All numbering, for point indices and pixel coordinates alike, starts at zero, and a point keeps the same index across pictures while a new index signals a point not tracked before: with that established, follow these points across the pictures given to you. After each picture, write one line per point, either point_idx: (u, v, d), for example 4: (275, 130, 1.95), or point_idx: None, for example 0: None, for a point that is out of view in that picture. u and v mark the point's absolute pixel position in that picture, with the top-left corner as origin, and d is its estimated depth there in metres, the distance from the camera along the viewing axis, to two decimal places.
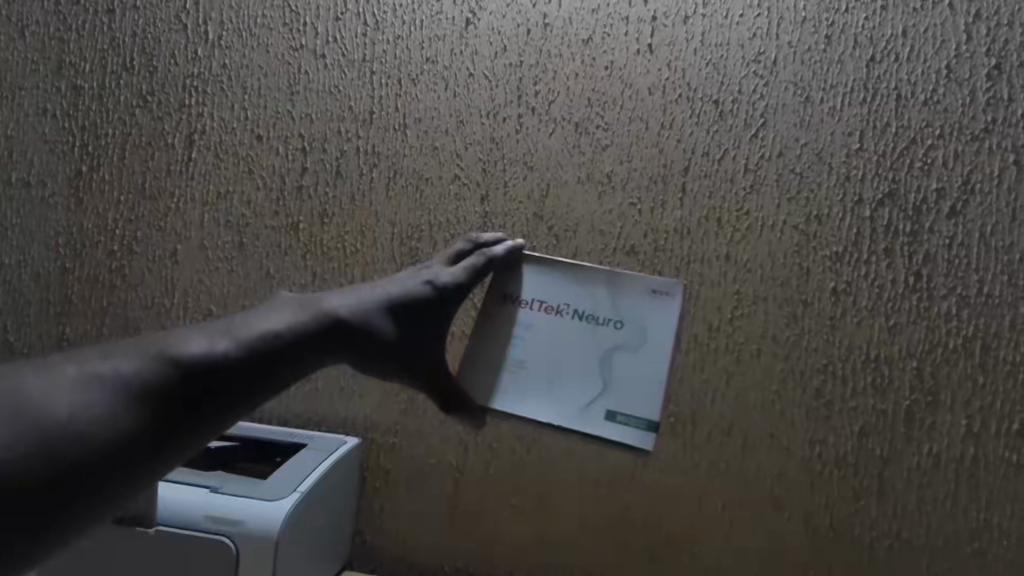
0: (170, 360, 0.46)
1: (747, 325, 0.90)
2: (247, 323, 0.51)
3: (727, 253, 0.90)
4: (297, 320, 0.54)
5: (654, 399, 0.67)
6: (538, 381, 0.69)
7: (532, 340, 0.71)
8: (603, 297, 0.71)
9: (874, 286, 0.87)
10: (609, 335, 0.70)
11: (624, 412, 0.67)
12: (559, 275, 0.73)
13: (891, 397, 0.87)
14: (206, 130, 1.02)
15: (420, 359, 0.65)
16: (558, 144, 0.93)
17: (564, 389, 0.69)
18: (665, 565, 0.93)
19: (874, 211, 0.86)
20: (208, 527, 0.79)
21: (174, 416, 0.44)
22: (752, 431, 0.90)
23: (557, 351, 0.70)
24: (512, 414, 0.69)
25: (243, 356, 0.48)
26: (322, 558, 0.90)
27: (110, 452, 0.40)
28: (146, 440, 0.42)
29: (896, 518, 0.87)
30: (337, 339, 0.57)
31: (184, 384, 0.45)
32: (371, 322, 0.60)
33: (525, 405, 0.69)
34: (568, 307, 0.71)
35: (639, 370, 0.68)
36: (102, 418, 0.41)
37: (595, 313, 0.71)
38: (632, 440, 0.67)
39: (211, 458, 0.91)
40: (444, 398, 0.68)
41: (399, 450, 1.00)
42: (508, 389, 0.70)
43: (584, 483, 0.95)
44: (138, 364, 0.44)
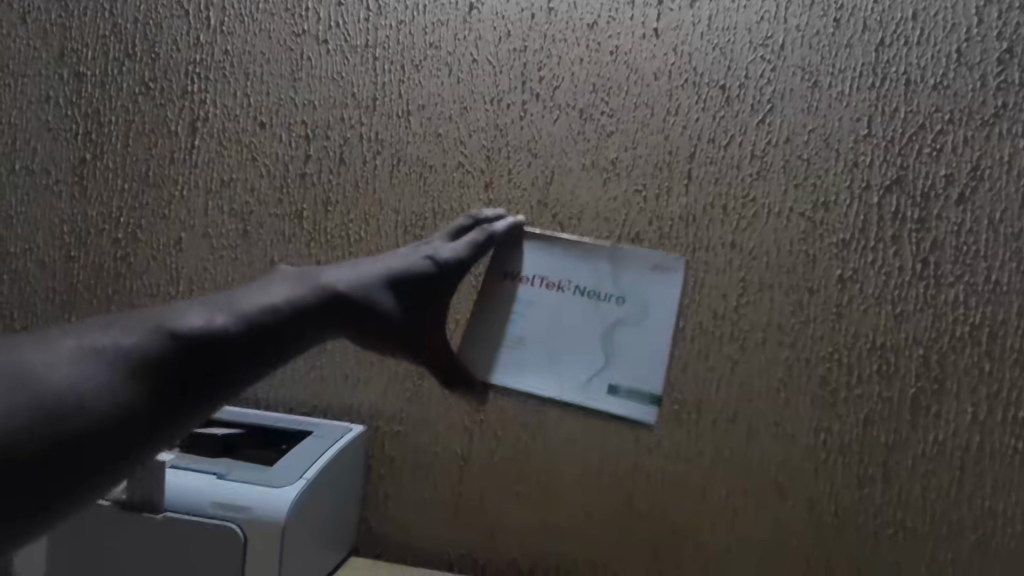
0: (172, 332, 0.46)
1: (752, 313, 0.89)
2: (247, 297, 0.51)
3: (732, 240, 0.89)
4: (301, 296, 0.54)
5: (656, 373, 0.68)
6: (540, 357, 0.70)
7: (533, 316, 0.71)
8: (605, 273, 0.71)
9: (881, 273, 0.86)
10: (611, 311, 0.70)
11: (627, 385, 0.69)
12: (560, 252, 0.72)
13: (897, 385, 0.87)
14: (209, 117, 1.02)
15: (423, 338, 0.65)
16: (562, 131, 0.92)
17: (567, 365, 0.70)
18: (668, 552, 0.94)
19: (881, 198, 0.85)
20: (214, 512, 0.81)
21: (172, 393, 0.44)
22: (756, 419, 0.90)
23: (558, 326, 0.70)
24: (516, 387, 0.70)
25: (242, 331, 0.49)
26: (327, 543, 0.91)
27: (110, 428, 0.41)
28: (145, 417, 0.42)
29: (900, 505, 0.87)
30: (338, 317, 0.57)
31: (183, 359, 0.45)
32: (376, 304, 0.60)
33: (530, 379, 0.70)
34: (570, 283, 0.71)
35: (640, 343, 0.69)
36: (102, 391, 0.41)
37: (596, 289, 0.71)
38: (635, 413, 0.68)
39: (215, 443, 0.92)
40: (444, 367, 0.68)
41: (403, 438, 1.00)
42: (510, 366, 0.70)
43: (587, 470, 0.95)
44: (138, 337, 0.45)
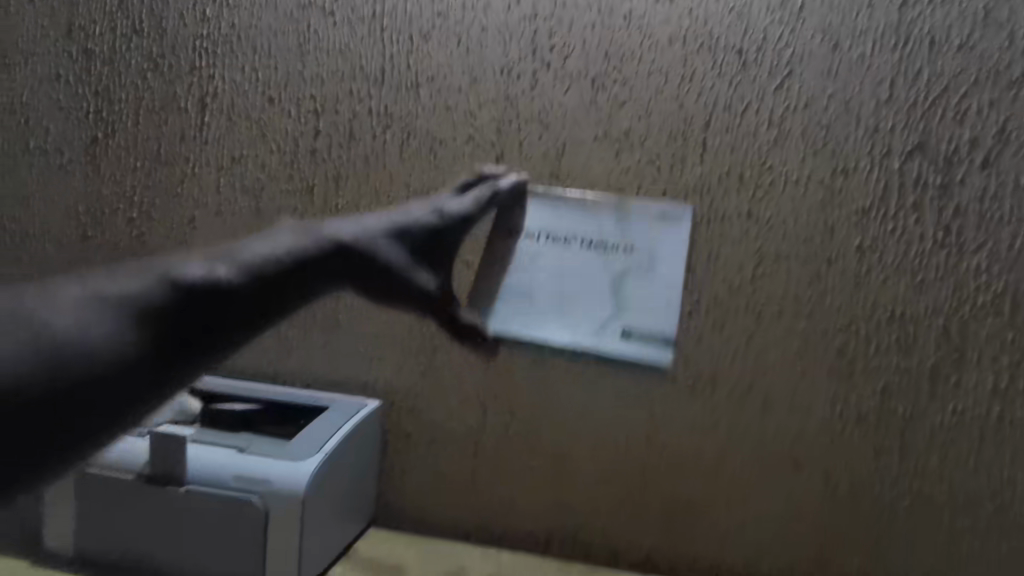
0: (172, 283, 0.46)
1: (768, 284, 0.88)
2: (249, 247, 0.50)
3: (748, 210, 0.88)
4: (306, 246, 0.53)
5: (666, 319, 0.77)
6: (555, 309, 0.77)
7: (544, 271, 0.76)
8: (610, 228, 0.77)
9: (902, 242, 0.84)
10: (618, 263, 0.76)
11: (638, 330, 0.77)
12: (566, 210, 0.77)
13: (915, 355, 0.86)
14: (218, 93, 1.01)
15: (435, 289, 0.65)
16: (574, 101, 0.91)
17: (581, 314, 0.77)
18: (682, 523, 0.95)
19: (903, 164, 0.83)
20: (236, 485, 0.84)
21: (176, 342, 0.45)
22: (771, 391, 0.90)
23: (567, 278, 0.76)
24: (538, 337, 0.77)
25: (246, 282, 0.48)
26: (345, 516, 0.94)
27: (115, 379, 0.41)
28: (149, 369, 0.43)
29: (917, 476, 0.87)
30: (346, 270, 0.56)
31: (184, 313, 0.45)
32: (383, 257, 0.59)
33: (549, 330, 0.78)
34: (576, 239, 0.77)
35: (649, 292, 0.77)
36: (105, 339, 0.42)
37: (602, 243, 0.76)
38: (648, 355, 0.77)
39: (234, 418, 0.93)
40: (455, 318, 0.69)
41: (418, 413, 1.01)
42: (527, 318, 0.77)
43: (601, 444, 0.96)
44: (140, 287, 0.45)
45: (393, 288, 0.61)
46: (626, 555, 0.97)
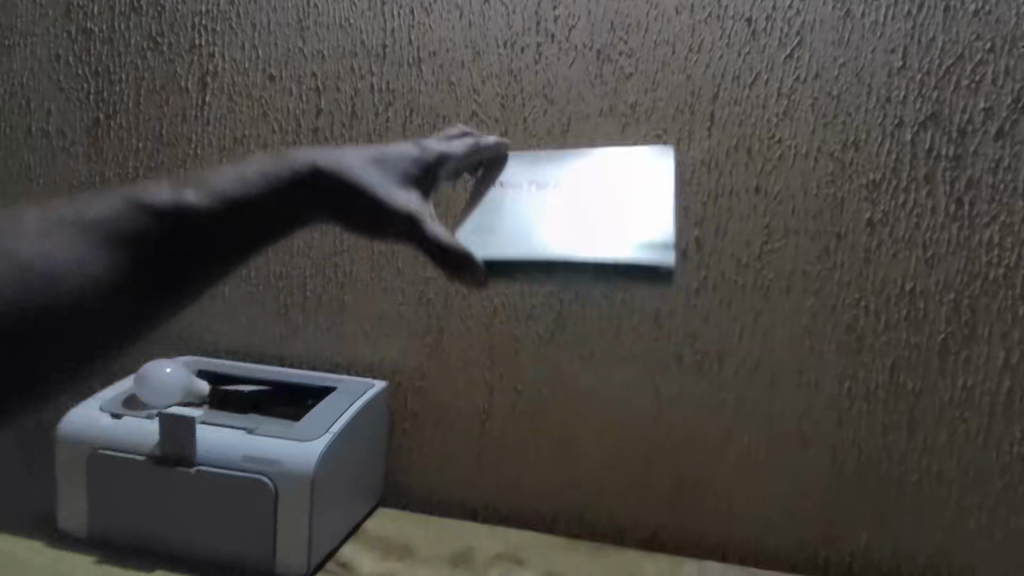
0: (141, 208, 0.44)
1: (777, 260, 0.87)
2: (216, 174, 0.48)
3: (757, 184, 0.86)
4: (276, 167, 0.50)
5: (661, 209, 0.61)
6: (528, 227, 0.58)
7: (517, 201, 0.62)
8: (592, 171, 0.68)
9: (913, 215, 0.83)
10: (602, 193, 0.63)
11: (635, 224, 0.58)
12: (542, 160, 0.70)
13: (926, 331, 0.85)
14: (218, 72, 1.00)
15: (429, 214, 0.55)
16: (579, 74, 0.89)
17: (561, 232, 0.57)
18: (688, 501, 0.95)
19: (915, 135, 0.82)
20: (245, 466, 0.85)
21: (151, 269, 0.43)
22: (780, 367, 0.90)
23: (545, 204, 0.61)
24: (508, 256, 0.54)
25: (215, 207, 0.46)
26: (353, 496, 0.94)
27: (94, 307, 0.40)
28: (130, 297, 0.41)
29: (926, 452, 0.87)
30: (322, 197, 0.52)
31: (158, 239, 0.43)
32: (364, 179, 0.53)
33: (515, 238, 0.56)
34: (556, 180, 0.66)
35: (635, 189, 0.65)
36: (75, 266, 0.39)
37: (585, 181, 0.66)
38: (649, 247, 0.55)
39: (243, 401, 0.95)
40: (442, 250, 0.53)
41: (425, 393, 1.01)
42: (493, 238, 0.56)
43: (608, 423, 0.96)
44: (109, 210, 0.43)
45: (378, 216, 0.53)
46: (633, 533, 0.97)
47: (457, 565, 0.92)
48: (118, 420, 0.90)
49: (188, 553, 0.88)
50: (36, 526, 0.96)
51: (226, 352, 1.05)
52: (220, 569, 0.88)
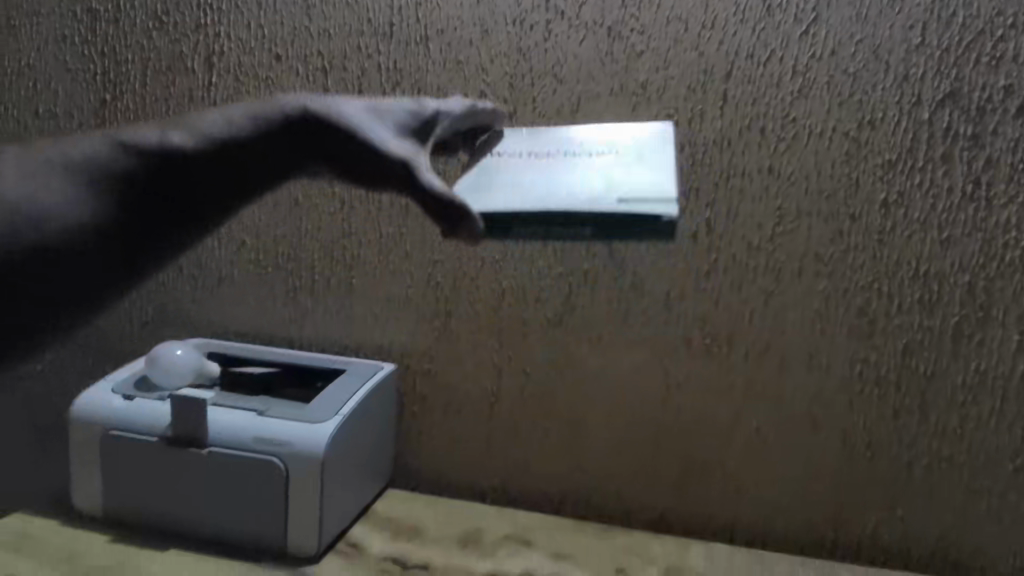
0: (127, 151, 0.49)
1: (789, 243, 0.86)
2: (204, 117, 0.52)
3: (770, 164, 0.85)
4: (264, 109, 0.52)
5: (668, 167, 0.58)
6: (532, 189, 0.55)
7: (519, 168, 0.59)
8: (594, 140, 0.65)
9: (928, 196, 0.82)
10: (606, 157, 0.60)
11: (639, 183, 0.55)
12: (541, 133, 0.67)
13: (939, 314, 0.84)
14: (224, 52, 0.99)
15: (423, 162, 0.54)
16: (589, 52, 0.88)
17: (565, 189, 0.55)
18: (697, 484, 0.95)
19: (933, 113, 0.80)
20: (256, 447, 0.85)
21: (137, 209, 0.49)
22: (790, 351, 0.89)
23: (548, 168, 0.58)
24: (506, 209, 0.53)
25: (198, 149, 0.50)
26: (363, 477, 0.95)
27: (91, 251, 0.47)
28: (118, 236, 0.48)
29: (937, 435, 0.86)
30: (309, 140, 0.53)
31: (143, 182, 0.49)
32: (356, 123, 0.54)
33: (516, 194, 0.54)
34: (557, 149, 0.63)
35: (642, 151, 0.62)
36: (65, 211, 0.46)
37: (587, 148, 0.63)
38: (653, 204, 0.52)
39: (253, 382, 0.95)
40: (431, 195, 0.52)
41: (433, 376, 1.01)
42: (494, 197, 0.54)
43: (617, 406, 0.96)
44: (98, 152, 0.48)
45: (371, 161, 0.53)
46: (641, 515, 0.98)
47: (465, 546, 0.93)
48: (130, 402, 0.90)
49: (201, 532, 0.89)
50: (52, 505, 0.98)
51: (235, 335, 1.05)
52: (232, 548, 0.89)
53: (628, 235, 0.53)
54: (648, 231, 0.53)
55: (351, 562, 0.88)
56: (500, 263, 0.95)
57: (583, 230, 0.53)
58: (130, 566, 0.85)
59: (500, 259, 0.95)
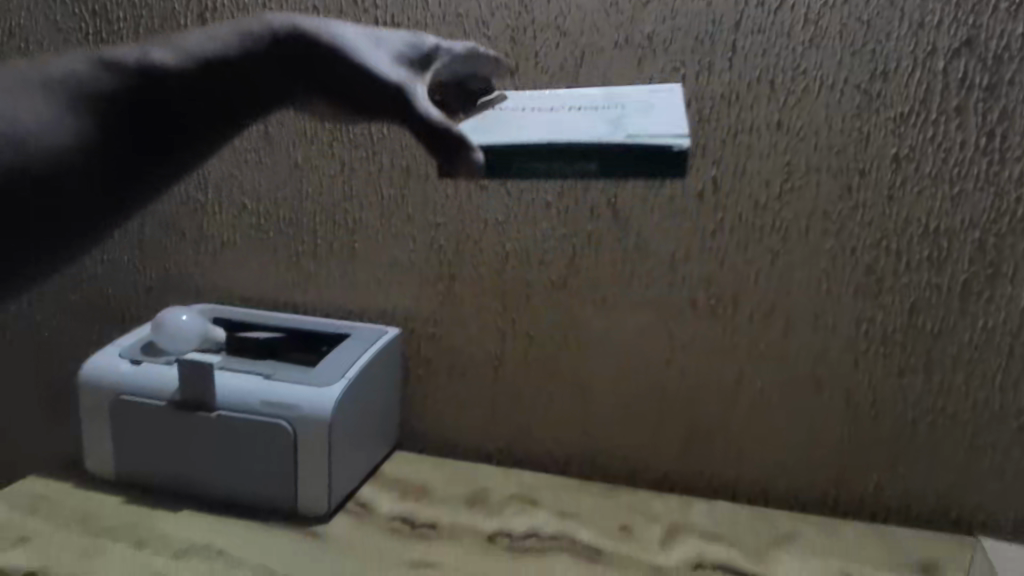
0: (107, 68, 0.40)
1: (796, 200, 0.85)
2: (185, 36, 0.44)
3: (779, 119, 0.83)
4: (252, 25, 0.45)
5: (675, 117, 0.57)
6: (534, 128, 0.53)
7: (519, 115, 0.58)
8: (598, 98, 0.64)
9: (941, 150, 0.80)
10: (611, 109, 0.59)
11: (647, 126, 0.54)
12: (544, 92, 0.66)
13: (948, 271, 0.83)
14: (218, 8, 0.97)
15: (420, 91, 0.50)
16: (593, 3, 0.85)
17: (568, 128, 0.53)
18: (699, 445, 0.96)
19: (948, 63, 0.78)
20: (264, 410, 0.86)
21: (123, 134, 0.39)
22: (796, 311, 0.88)
23: (549, 116, 0.57)
24: (509, 142, 0.50)
25: (187, 66, 0.42)
26: (370, 441, 0.96)
27: (77, 184, 0.37)
28: (103, 166, 0.38)
29: (942, 393, 0.87)
30: (300, 64, 0.47)
31: (126, 100, 0.40)
32: (349, 47, 0.48)
33: (516, 130, 0.52)
34: (559, 104, 0.61)
35: (647, 104, 0.60)
36: (49, 130, 0.36)
37: (591, 104, 0.61)
38: (663, 139, 0.51)
39: (259, 348, 0.97)
40: (429, 125, 0.49)
41: (438, 339, 1.01)
42: (495, 130, 0.52)
43: (621, 367, 0.96)
44: (72, 68, 0.38)
45: (372, 90, 0.48)
46: (645, 475, 0.99)
47: (472, 506, 0.94)
48: (137, 366, 0.91)
49: (212, 493, 0.91)
50: (65, 469, 0.99)
51: (240, 301, 1.05)
52: (243, 509, 0.90)
53: (636, 173, 0.52)
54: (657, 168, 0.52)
55: (361, 522, 0.90)
56: (504, 226, 0.94)
57: (589, 166, 0.51)
58: (143, 527, 0.87)
59: (503, 221, 0.94)
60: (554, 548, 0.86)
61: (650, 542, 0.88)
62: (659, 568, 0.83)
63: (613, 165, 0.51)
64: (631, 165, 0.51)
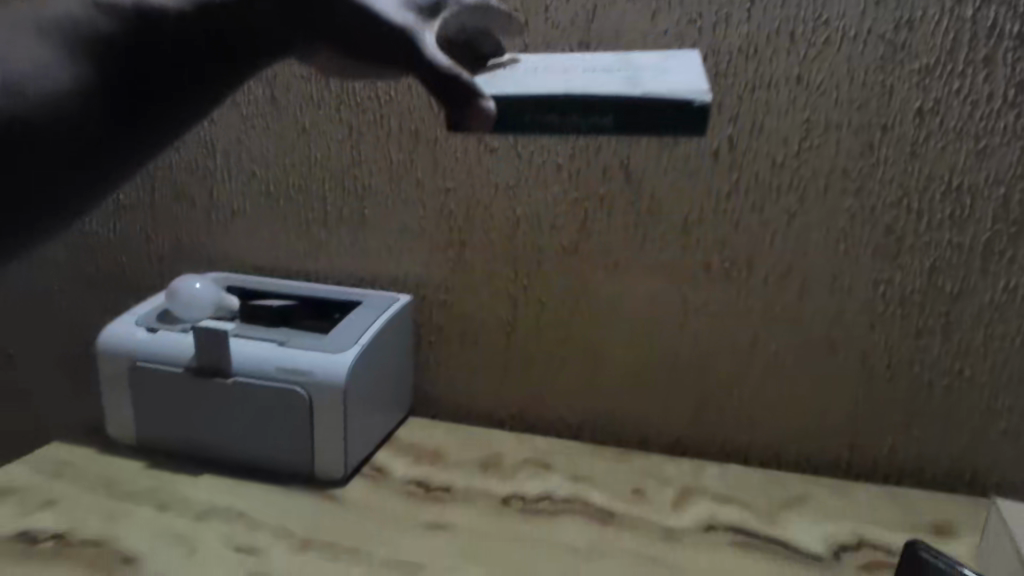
0: (100, 9, 0.39)
1: (815, 158, 0.83)
2: None
3: (798, 73, 0.80)
4: None
5: (696, 74, 0.52)
6: (544, 84, 0.49)
7: (530, 74, 0.53)
8: (613, 61, 0.59)
9: (966, 103, 0.77)
10: (628, 69, 0.55)
11: (667, 83, 0.49)
12: (555, 56, 0.62)
13: (970, 230, 0.81)
14: None
15: (428, 38, 0.47)
16: None
17: (581, 84, 0.49)
18: (713, 409, 0.96)
19: (977, 11, 0.75)
20: (279, 377, 0.87)
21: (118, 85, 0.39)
22: (812, 272, 0.87)
23: (561, 76, 0.53)
24: (519, 92, 0.47)
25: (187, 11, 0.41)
26: (384, 407, 0.97)
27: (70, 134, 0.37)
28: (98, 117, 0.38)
29: (960, 355, 0.85)
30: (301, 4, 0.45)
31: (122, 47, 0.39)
32: None
33: (527, 86, 0.48)
34: (573, 66, 0.57)
35: (666, 64, 0.56)
36: (43, 75, 0.36)
37: (607, 65, 0.57)
38: (682, 93, 0.46)
39: (272, 315, 0.95)
40: (437, 74, 0.45)
41: (449, 306, 1.01)
42: (505, 85, 0.48)
43: (635, 331, 0.95)
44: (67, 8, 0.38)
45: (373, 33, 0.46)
46: (657, 440, 0.99)
47: (486, 470, 0.95)
48: (153, 334, 0.92)
49: (230, 458, 0.92)
50: (87, 435, 1.01)
51: (252, 269, 1.06)
52: (261, 473, 0.92)
53: (654, 131, 0.47)
54: (676, 126, 0.47)
55: (376, 485, 0.91)
56: (514, 189, 0.93)
57: (604, 122, 0.46)
58: (165, 491, 0.89)
59: (514, 185, 0.93)
60: (567, 511, 0.87)
61: (662, 505, 0.88)
62: (671, 529, 0.84)
63: (629, 121, 0.46)
64: (648, 121, 0.46)
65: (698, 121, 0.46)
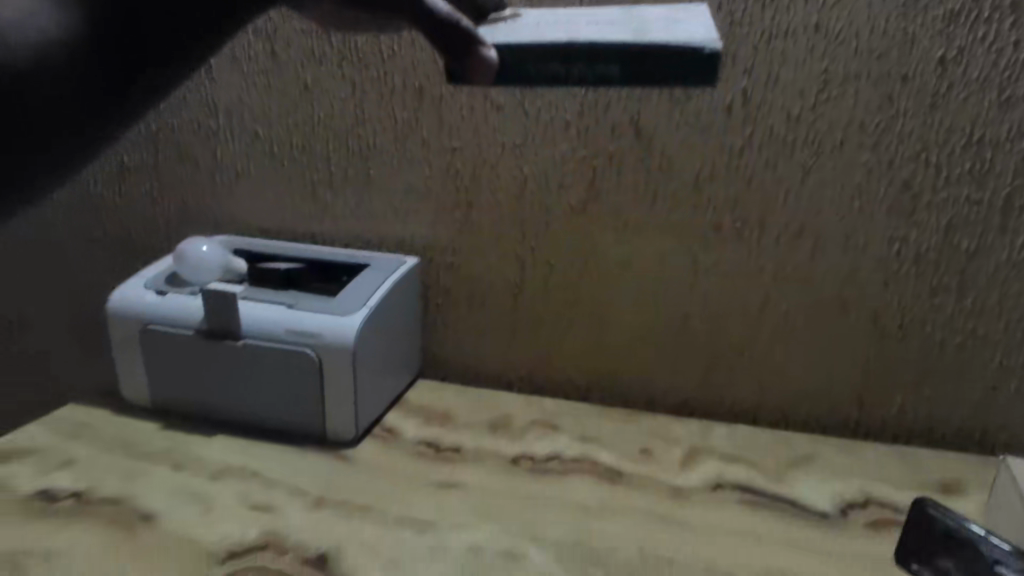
0: None
1: (832, 111, 0.80)
2: None
3: (817, 21, 0.78)
4: None
5: (705, 24, 0.51)
6: (548, 35, 0.47)
7: (530, 27, 0.51)
8: (617, 13, 0.57)
9: (991, 51, 0.75)
10: (633, 20, 0.53)
11: (676, 32, 0.48)
12: (560, 10, 0.59)
13: (989, 186, 0.79)
14: None
15: None
16: None
17: (585, 34, 0.47)
18: (722, 369, 0.95)
19: None
20: (288, 339, 0.87)
21: None
22: (826, 231, 0.85)
23: (564, 28, 0.51)
24: (523, 42, 0.44)
25: None
26: (393, 370, 0.97)
27: None
28: None
29: (974, 314, 0.84)
30: None
31: None
32: None
33: (530, 36, 0.46)
34: (579, 19, 0.55)
35: (677, 16, 0.54)
36: None
37: (615, 18, 0.55)
38: (693, 41, 0.45)
39: (279, 279, 0.94)
40: (437, 21, 0.42)
41: (457, 268, 1.00)
42: (509, 36, 0.46)
43: (644, 292, 0.94)
44: None
45: None
46: (665, 401, 0.99)
47: (495, 430, 0.96)
48: (163, 297, 0.92)
49: (243, 419, 0.94)
50: (103, 397, 1.03)
51: (259, 233, 1.05)
52: (273, 434, 0.93)
53: (663, 83, 0.45)
54: (685, 76, 0.45)
55: (387, 446, 0.92)
56: (521, 148, 0.91)
57: (610, 72, 0.45)
58: (180, 451, 0.90)
59: (521, 143, 0.91)
60: (575, 470, 0.88)
61: (670, 464, 0.89)
62: (679, 488, 0.85)
63: (637, 71, 0.45)
64: (657, 71, 0.45)
65: (708, 72, 0.45)
